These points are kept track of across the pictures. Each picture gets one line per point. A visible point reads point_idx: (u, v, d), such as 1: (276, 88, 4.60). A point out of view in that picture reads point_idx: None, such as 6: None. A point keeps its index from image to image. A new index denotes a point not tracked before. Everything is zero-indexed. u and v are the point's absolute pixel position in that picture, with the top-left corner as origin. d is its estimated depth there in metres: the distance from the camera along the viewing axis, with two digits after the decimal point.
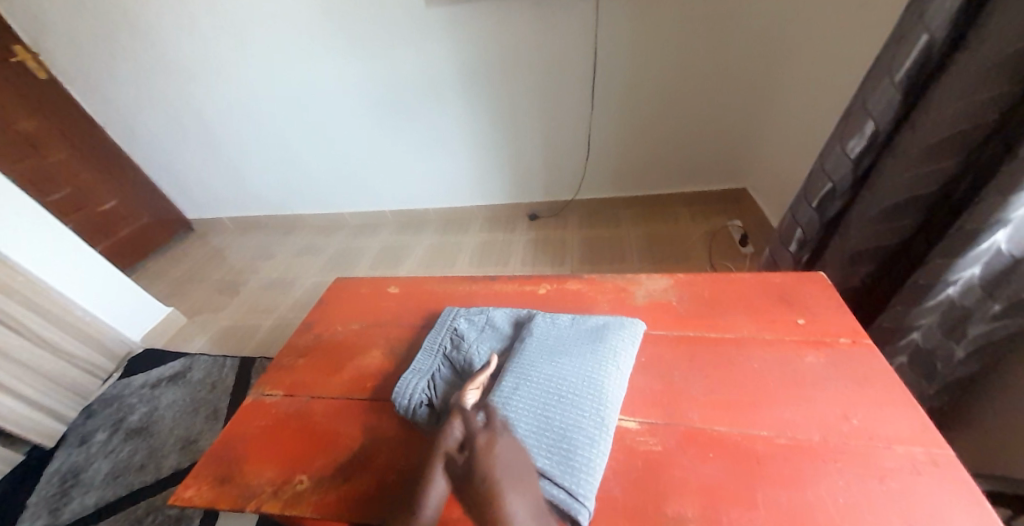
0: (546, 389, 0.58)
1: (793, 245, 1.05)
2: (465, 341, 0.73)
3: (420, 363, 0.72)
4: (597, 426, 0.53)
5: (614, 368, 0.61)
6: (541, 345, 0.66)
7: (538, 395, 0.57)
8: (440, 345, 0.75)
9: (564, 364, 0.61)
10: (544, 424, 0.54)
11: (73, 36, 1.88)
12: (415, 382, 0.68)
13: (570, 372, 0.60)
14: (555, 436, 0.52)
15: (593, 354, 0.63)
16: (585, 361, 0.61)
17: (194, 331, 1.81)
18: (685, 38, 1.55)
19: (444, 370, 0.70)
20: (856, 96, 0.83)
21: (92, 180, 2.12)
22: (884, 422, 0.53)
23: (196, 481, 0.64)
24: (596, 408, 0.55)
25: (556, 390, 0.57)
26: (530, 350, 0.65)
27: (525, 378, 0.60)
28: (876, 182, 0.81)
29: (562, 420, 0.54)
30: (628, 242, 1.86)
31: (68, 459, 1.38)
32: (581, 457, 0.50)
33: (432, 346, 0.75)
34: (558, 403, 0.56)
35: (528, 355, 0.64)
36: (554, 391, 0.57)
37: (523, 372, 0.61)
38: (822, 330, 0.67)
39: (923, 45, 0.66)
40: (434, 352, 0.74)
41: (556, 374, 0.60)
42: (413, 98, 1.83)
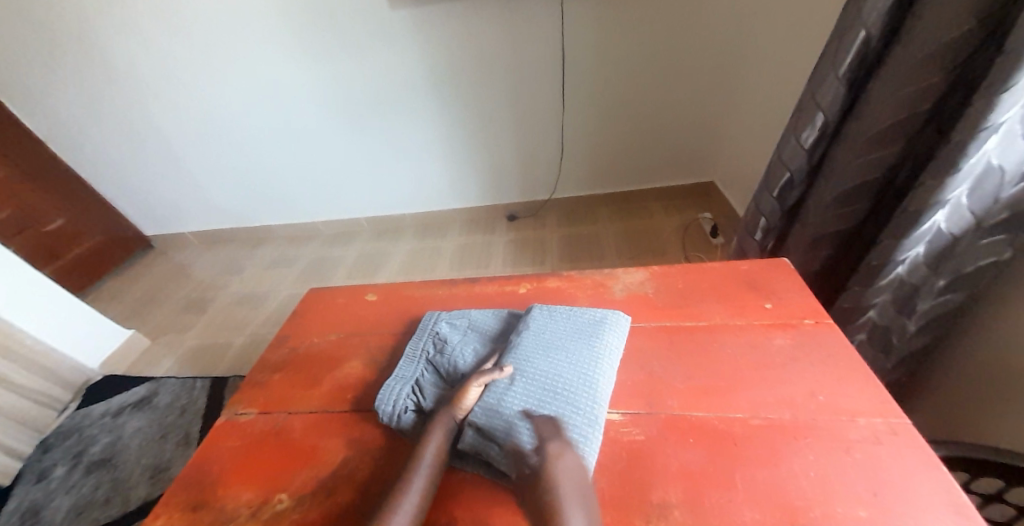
0: (541, 386, 0.58)
1: (758, 234, 1.10)
2: (446, 345, 0.72)
3: (402, 370, 0.71)
4: (590, 423, 0.53)
5: (606, 367, 0.62)
6: (542, 339, 0.66)
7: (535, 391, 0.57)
8: (422, 351, 0.74)
9: (560, 361, 0.61)
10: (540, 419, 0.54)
11: (9, 46, 1.76)
12: (397, 390, 0.67)
13: (566, 369, 0.60)
14: (549, 432, 0.52)
15: (588, 350, 0.64)
16: (581, 357, 0.62)
17: (159, 353, 1.72)
18: (648, 38, 1.60)
19: (427, 375, 0.69)
20: (805, 90, 0.87)
21: (37, 200, 1.99)
22: (848, 396, 0.56)
23: (167, 509, 0.61)
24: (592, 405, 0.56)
25: (552, 385, 0.58)
26: (526, 345, 0.65)
27: (525, 373, 0.60)
28: (829, 170, 0.85)
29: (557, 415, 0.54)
30: (604, 238, 1.90)
31: (24, 498, 1.28)
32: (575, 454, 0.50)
33: (413, 353, 0.74)
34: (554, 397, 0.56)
35: (524, 350, 0.64)
36: (550, 387, 0.58)
37: (518, 368, 0.61)
38: (789, 313, 0.71)
39: (861, 41, 0.71)
40: (416, 359, 0.73)
41: (553, 370, 0.60)
42: (382, 102, 1.81)
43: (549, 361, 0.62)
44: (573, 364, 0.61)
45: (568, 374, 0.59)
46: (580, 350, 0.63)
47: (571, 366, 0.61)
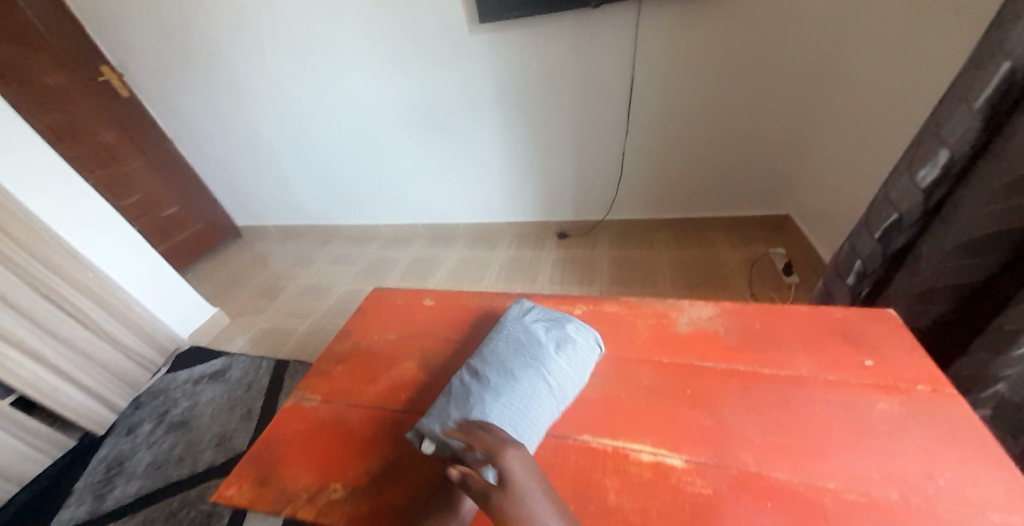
0: (546, 376, 0.64)
1: (851, 278, 0.98)
2: None
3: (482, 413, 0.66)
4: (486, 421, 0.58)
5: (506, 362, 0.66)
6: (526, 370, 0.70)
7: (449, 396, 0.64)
8: None
9: (535, 340, 0.69)
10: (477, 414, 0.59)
11: (153, 57, 2.06)
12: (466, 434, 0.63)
13: (517, 350, 0.68)
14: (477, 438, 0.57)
15: (516, 330, 0.72)
16: (514, 339, 0.70)
17: (234, 332, 1.89)
18: (734, 61, 1.51)
19: None
20: (928, 122, 0.78)
21: (156, 187, 2.29)
22: (977, 485, 0.47)
23: (236, 479, 0.65)
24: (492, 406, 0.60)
25: (530, 367, 0.64)
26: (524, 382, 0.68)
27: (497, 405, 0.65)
28: (953, 215, 0.74)
29: (478, 403, 0.60)
30: (663, 265, 1.81)
31: (115, 448, 1.45)
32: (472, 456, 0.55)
33: None
34: (502, 384, 0.62)
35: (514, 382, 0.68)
36: (531, 367, 0.64)
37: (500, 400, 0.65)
38: (894, 374, 0.61)
39: (1005, 72, 0.62)
40: None
41: (552, 355, 0.67)
42: (450, 118, 1.89)
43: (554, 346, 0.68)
44: (509, 347, 0.68)
45: (506, 363, 0.65)
46: (532, 335, 0.70)
47: (517, 346, 0.68)
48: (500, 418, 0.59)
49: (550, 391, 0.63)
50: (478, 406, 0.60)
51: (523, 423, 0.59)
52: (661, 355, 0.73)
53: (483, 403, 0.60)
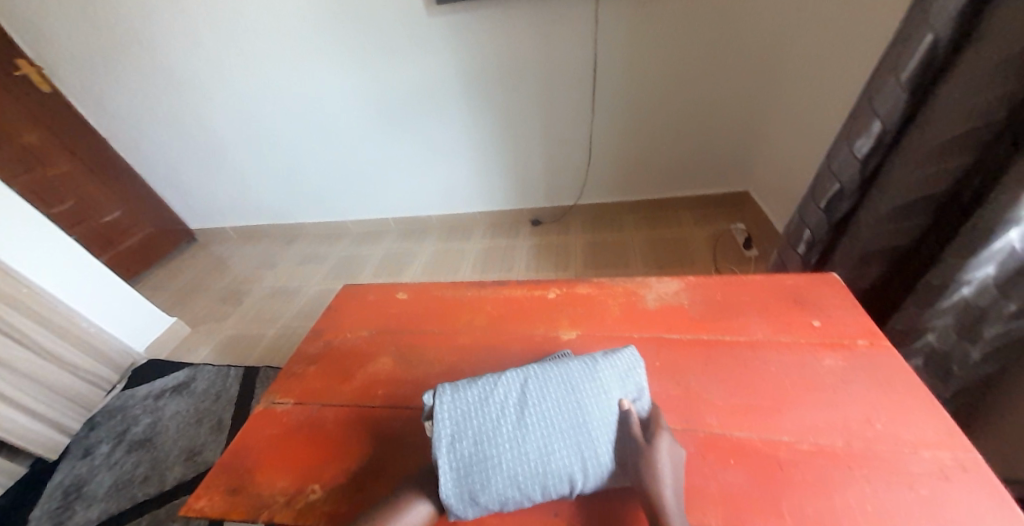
0: (566, 474, 0.51)
1: (801, 247, 1.05)
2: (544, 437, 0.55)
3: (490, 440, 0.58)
4: (489, 449, 0.52)
5: (556, 400, 0.55)
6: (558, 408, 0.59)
7: (465, 406, 0.55)
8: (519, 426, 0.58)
9: (598, 424, 0.53)
10: (463, 461, 0.52)
11: (79, 49, 1.88)
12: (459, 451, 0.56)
13: (567, 418, 0.53)
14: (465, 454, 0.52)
15: (589, 387, 0.56)
16: (578, 398, 0.55)
17: (197, 341, 1.81)
18: (688, 43, 1.55)
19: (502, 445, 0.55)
20: (862, 97, 0.83)
21: (96, 191, 2.12)
22: (908, 425, 0.52)
23: (206, 491, 0.63)
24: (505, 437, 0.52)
25: (557, 445, 0.51)
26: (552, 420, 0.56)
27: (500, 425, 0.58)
28: (886, 182, 0.81)
29: (475, 448, 0.52)
30: (632, 246, 1.86)
31: (70, 473, 1.36)
32: (454, 474, 0.51)
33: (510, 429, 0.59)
34: (515, 443, 0.51)
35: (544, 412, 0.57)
36: (570, 431, 0.52)
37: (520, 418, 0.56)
38: (839, 332, 0.67)
39: (927, 45, 0.67)
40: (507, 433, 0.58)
41: (590, 452, 0.52)
42: (413, 108, 1.85)
43: (608, 446, 0.53)
44: (563, 410, 0.54)
45: (554, 404, 0.54)
46: (602, 408, 0.54)
47: (572, 414, 0.53)
48: (480, 482, 0.50)
49: (555, 483, 0.51)
50: (472, 451, 0.52)
51: (497, 498, 0.50)
52: (631, 330, 0.76)
53: (477, 451, 0.52)
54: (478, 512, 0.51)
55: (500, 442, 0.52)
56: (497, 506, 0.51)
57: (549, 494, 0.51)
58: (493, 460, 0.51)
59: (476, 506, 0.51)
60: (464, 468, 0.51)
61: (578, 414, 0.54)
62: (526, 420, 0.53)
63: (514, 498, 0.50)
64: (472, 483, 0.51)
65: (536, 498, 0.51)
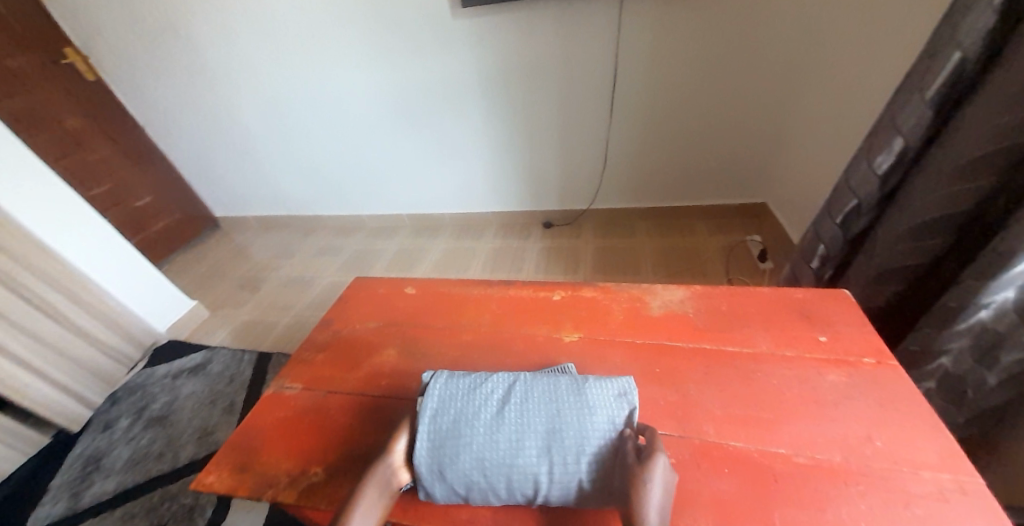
0: (529, 472, 0.52)
1: (815, 262, 1.03)
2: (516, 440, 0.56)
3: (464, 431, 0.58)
4: (464, 431, 0.56)
5: (538, 402, 0.57)
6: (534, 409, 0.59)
7: (456, 389, 0.61)
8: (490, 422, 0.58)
9: (573, 435, 0.53)
10: (439, 433, 0.57)
11: (121, 41, 1.97)
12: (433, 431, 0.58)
13: (544, 421, 0.55)
14: (443, 432, 0.57)
15: (574, 398, 0.57)
16: (557, 403, 0.57)
17: (215, 325, 1.87)
18: (711, 51, 1.54)
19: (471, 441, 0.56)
20: (885, 112, 0.82)
21: (129, 177, 2.22)
22: (910, 446, 0.51)
23: (215, 467, 0.66)
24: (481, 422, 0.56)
25: (527, 440, 0.54)
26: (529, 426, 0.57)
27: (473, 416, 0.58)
28: (905, 200, 0.79)
29: (452, 424, 0.56)
30: (643, 253, 1.85)
31: (92, 444, 1.43)
32: (429, 445, 0.56)
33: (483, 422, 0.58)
34: (488, 428, 0.55)
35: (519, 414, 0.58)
36: (543, 434, 0.54)
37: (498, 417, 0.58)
38: (845, 348, 0.66)
39: (955, 62, 0.66)
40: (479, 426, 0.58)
41: (558, 456, 0.53)
42: (434, 107, 1.88)
43: (582, 459, 0.52)
44: (542, 412, 0.56)
45: (534, 404, 0.57)
46: (581, 417, 0.55)
47: (549, 418, 0.55)
48: (448, 457, 0.54)
49: (517, 479, 0.52)
50: (449, 427, 0.57)
51: (461, 477, 0.53)
52: (633, 336, 0.76)
53: (453, 427, 0.56)
54: (444, 490, 0.55)
55: (476, 426, 0.56)
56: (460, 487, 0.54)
57: (511, 488, 0.52)
58: (464, 441, 0.55)
59: (443, 481, 0.54)
60: (439, 440, 0.56)
61: (555, 420, 0.55)
62: (504, 413, 0.57)
63: (477, 482, 0.53)
64: (442, 456, 0.55)
65: (499, 491, 0.53)
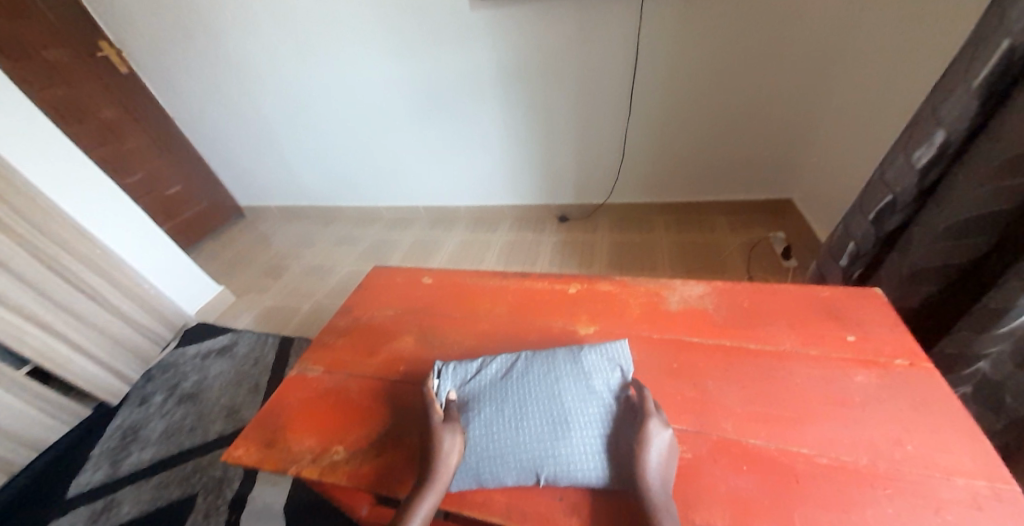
0: (536, 438, 0.56)
1: (844, 259, 0.99)
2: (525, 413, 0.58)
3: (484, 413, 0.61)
4: (476, 406, 0.62)
5: (538, 374, 0.63)
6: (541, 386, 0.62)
7: (466, 371, 0.68)
8: (503, 399, 0.61)
9: (571, 399, 0.58)
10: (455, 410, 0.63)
11: (152, 34, 2.03)
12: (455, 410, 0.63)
13: (544, 389, 0.60)
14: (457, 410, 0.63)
15: (571, 366, 0.62)
16: (554, 377, 0.62)
17: (240, 310, 1.94)
18: (739, 41, 1.48)
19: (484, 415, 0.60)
20: (928, 103, 0.78)
21: (161, 167, 2.30)
22: (942, 452, 0.50)
23: (243, 443, 0.69)
24: (489, 398, 0.62)
25: (528, 412, 0.59)
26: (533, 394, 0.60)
27: (487, 395, 0.63)
28: (945, 197, 0.75)
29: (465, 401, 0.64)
30: (661, 248, 1.83)
31: (128, 417, 1.51)
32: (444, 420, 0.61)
33: (498, 402, 0.61)
34: (495, 405, 0.61)
35: (526, 385, 0.62)
36: (544, 400, 0.59)
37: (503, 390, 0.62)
38: (875, 349, 0.63)
39: (1004, 50, 0.61)
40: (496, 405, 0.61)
41: (559, 423, 0.57)
42: (451, 99, 1.87)
43: (582, 424, 0.56)
44: (542, 382, 0.61)
45: (535, 377, 0.62)
46: (577, 384, 0.60)
47: (549, 386, 0.60)
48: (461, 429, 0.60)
49: (524, 449, 0.56)
50: (462, 404, 0.64)
51: (474, 448, 0.58)
52: (650, 330, 0.75)
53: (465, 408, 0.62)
54: (458, 465, 0.57)
55: (485, 400, 0.62)
56: (473, 462, 0.57)
57: (520, 460, 0.55)
58: (476, 414, 0.61)
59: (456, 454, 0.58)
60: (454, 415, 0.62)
61: (554, 388, 0.60)
62: (509, 387, 0.62)
63: (487, 455, 0.57)
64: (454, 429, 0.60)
65: (509, 460, 0.56)
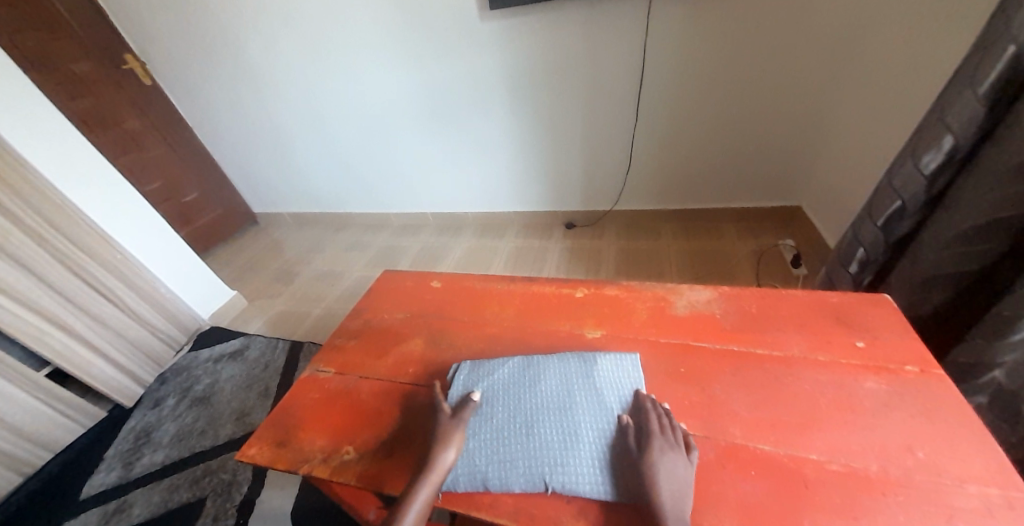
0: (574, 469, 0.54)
1: (853, 266, 0.99)
2: (571, 437, 0.58)
3: (518, 429, 0.60)
4: (511, 423, 0.61)
5: (583, 395, 0.62)
6: (585, 404, 0.61)
7: (503, 379, 0.68)
8: (543, 418, 0.60)
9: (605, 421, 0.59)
10: (486, 421, 0.62)
11: (173, 47, 2.10)
12: (485, 421, 0.62)
13: (589, 414, 0.60)
14: (485, 421, 0.62)
15: (609, 385, 0.63)
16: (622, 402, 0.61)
17: (252, 314, 1.97)
18: (746, 48, 1.49)
19: (517, 432, 0.60)
20: (934, 108, 0.78)
21: (180, 174, 2.37)
22: (954, 460, 0.49)
23: (256, 441, 0.70)
24: (524, 412, 0.62)
25: (576, 417, 0.60)
26: (577, 415, 0.60)
27: (521, 411, 0.62)
28: (954, 202, 0.75)
29: (499, 413, 0.63)
30: (669, 255, 1.82)
31: (142, 420, 1.54)
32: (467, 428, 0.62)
33: (533, 418, 0.61)
34: (540, 395, 0.63)
35: (569, 403, 0.61)
36: (586, 424, 0.59)
37: (543, 407, 0.62)
38: (885, 355, 0.63)
39: (1009, 56, 0.62)
40: (534, 423, 0.60)
41: (597, 436, 0.57)
42: (458, 107, 1.91)
43: (595, 446, 0.56)
44: (590, 406, 0.61)
45: (580, 397, 0.62)
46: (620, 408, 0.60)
47: (591, 409, 0.60)
48: (486, 443, 0.60)
49: (550, 447, 0.57)
50: (496, 414, 0.63)
51: (495, 466, 0.57)
52: (658, 335, 0.76)
53: (511, 389, 0.66)
54: (467, 483, 0.57)
55: (516, 414, 0.62)
56: (493, 439, 0.59)
57: (540, 456, 0.56)
58: (504, 428, 0.61)
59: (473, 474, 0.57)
60: (483, 427, 0.62)
61: (599, 409, 0.60)
62: (551, 404, 0.62)
63: (511, 435, 0.59)
64: (480, 443, 0.60)
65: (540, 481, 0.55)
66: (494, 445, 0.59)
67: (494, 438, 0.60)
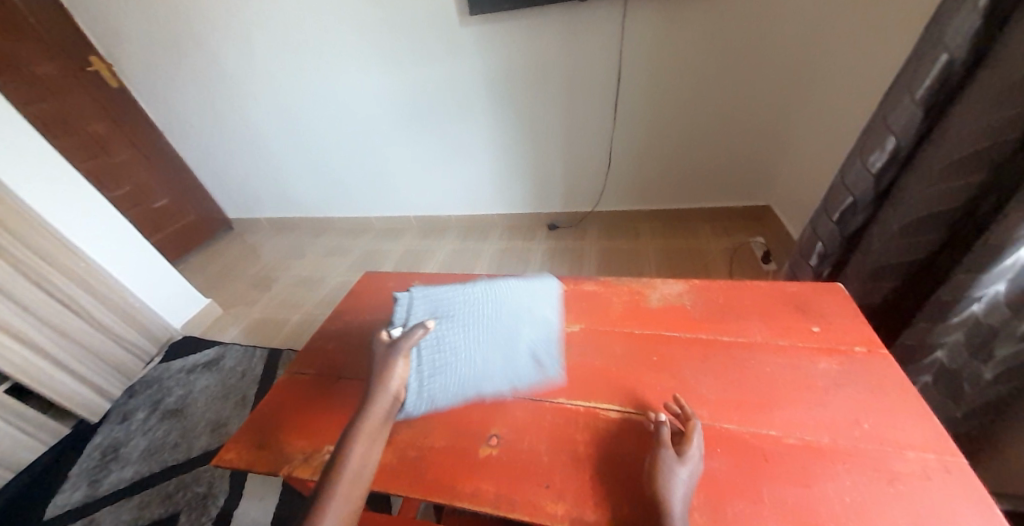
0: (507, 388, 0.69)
1: (813, 259, 1.05)
2: (508, 365, 0.70)
3: (467, 363, 0.69)
4: (464, 360, 0.69)
5: (523, 329, 0.73)
6: (523, 337, 0.73)
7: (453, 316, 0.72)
8: (488, 351, 0.70)
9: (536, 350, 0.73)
10: (441, 357, 0.68)
11: (142, 49, 2.04)
12: (439, 358, 0.68)
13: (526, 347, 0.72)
14: (440, 359, 0.68)
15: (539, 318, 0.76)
16: (544, 321, 0.77)
17: (227, 322, 1.93)
18: (713, 53, 1.56)
19: (467, 365, 0.69)
20: (877, 112, 0.85)
21: (149, 179, 2.29)
22: (896, 429, 0.54)
23: (236, 445, 0.70)
24: (477, 351, 0.70)
25: (516, 346, 0.71)
26: (518, 346, 0.71)
27: (473, 348, 0.70)
28: (898, 198, 0.81)
29: (452, 350, 0.68)
30: (647, 254, 1.88)
31: (109, 435, 1.48)
32: (424, 367, 0.67)
33: (481, 352, 0.70)
34: (484, 331, 0.71)
35: (511, 337, 0.72)
36: (523, 354, 0.72)
37: (490, 342, 0.70)
38: (838, 338, 0.68)
39: (942, 64, 0.68)
40: (481, 357, 0.69)
41: (528, 352, 0.72)
42: (440, 111, 1.92)
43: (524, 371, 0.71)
44: (528, 339, 0.73)
45: (519, 331, 0.73)
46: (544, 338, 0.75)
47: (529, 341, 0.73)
48: (441, 376, 0.68)
49: (495, 372, 0.69)
50: (449, 351, 0.68)
51: (449, 392, 0.68)
52: (633, 326, 0.79)
53: (459, 327, 0.71)
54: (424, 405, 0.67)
55: (467, 353, 0.69)
56: (449, 374, 0.68)
57: (486, 380, 0.69)
58: (456, 365, 0.68)
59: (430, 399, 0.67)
60: (437, 363, 0.68)
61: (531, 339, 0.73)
62: (496, 339, 0.71)
63: (464, 370, 0.69)
64: (436, 376, 0.67)
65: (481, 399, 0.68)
66: (446, 378, 0.68)
67: (447, 373, 0.68)
